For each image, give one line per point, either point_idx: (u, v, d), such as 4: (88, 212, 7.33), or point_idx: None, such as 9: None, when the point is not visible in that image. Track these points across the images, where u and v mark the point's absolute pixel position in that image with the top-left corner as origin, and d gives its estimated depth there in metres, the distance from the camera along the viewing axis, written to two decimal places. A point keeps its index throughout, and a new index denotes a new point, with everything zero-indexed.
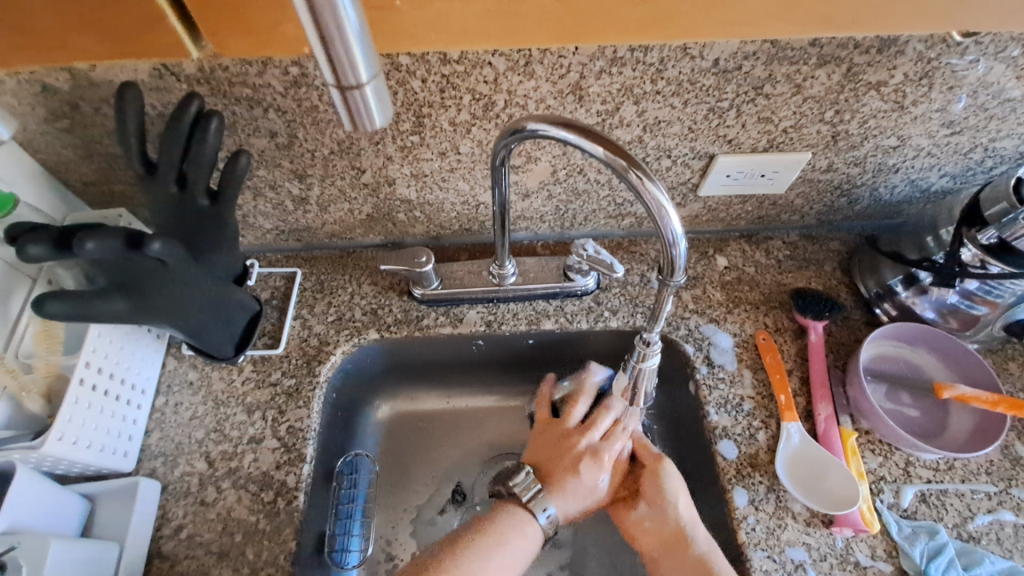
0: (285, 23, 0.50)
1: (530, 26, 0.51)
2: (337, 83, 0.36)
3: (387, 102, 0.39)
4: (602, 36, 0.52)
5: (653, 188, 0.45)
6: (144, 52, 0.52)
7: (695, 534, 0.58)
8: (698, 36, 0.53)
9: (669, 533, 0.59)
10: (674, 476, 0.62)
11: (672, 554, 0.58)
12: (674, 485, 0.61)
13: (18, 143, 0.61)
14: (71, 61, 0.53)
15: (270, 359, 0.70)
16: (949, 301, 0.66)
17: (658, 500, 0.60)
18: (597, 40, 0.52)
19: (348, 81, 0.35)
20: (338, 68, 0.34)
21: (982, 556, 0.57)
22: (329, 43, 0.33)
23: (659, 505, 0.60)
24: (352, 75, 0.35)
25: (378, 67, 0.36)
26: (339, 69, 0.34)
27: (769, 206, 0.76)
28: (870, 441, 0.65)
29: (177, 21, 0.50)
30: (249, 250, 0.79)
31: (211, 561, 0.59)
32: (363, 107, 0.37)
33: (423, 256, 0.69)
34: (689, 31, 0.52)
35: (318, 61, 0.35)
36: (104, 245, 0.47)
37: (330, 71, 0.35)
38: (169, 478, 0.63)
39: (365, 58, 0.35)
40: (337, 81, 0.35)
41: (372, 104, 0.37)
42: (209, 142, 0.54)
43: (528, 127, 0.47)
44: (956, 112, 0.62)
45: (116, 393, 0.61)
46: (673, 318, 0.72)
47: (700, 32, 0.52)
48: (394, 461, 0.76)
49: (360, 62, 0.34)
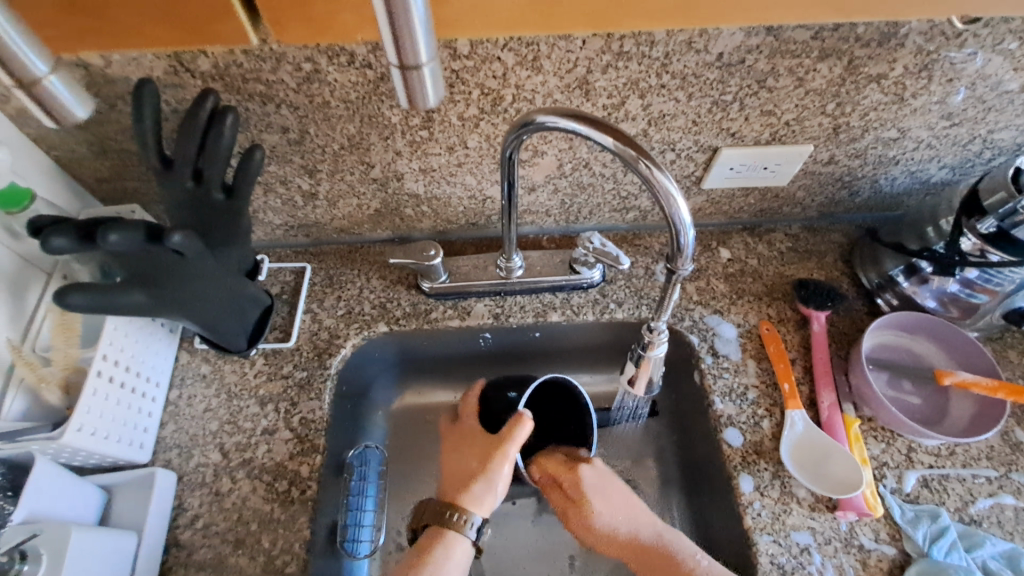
0: (343, 10, 0.49)
1: (566, 12, 0.50)
2: (399, 62, 0.37)
3: (441, 83, 0.40)
4: (628, 22, 0.52)
5: (662, 177, 0.46)
6: (184, 38, 0.51)
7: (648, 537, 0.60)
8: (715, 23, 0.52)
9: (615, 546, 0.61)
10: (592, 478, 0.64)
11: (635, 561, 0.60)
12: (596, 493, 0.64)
13: (31, 140, 0.62)
14: (82, 45, 0.51)
15: (281, 352, 0.71)
16: (950, 290, 0.68)
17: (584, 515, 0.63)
18: (621, 26, 0.52)
19: (409, 61, 0.36)
20: (400, 47, 0.35)
21: (983, 539, 0.58)
22: (398, 25, 0.34)
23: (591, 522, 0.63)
24: (412, 55, 0.36)
25: (435, 46, 0.37)
26: (402, 50, 0.36)
27: (771, 198, 0.77)
28: (872, 428, 0.66)
29: (242, 9, 0.50)
30: (259, 245, 0.80)
31: (227, 550, 0.60)
32: (420, 86, 0.38)
33: (431, 250, 0.71)
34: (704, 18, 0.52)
35: (384, 41, 0.36)
36: (125, 238, 0.48)
37: (394, 50, 0.36)
38: (185, 469, 0.64)
39: (427, 41, 0.36)
40: (399, 62, 0.37)
41: (428, 83, 0.38)
42: (225, 137, 0.55)
43: (537, 120, 0.48)
44: (955, 105, 0.64)
45: (132, 386, 0.62)
46: (678, 310, 0.73)
47: (715, 20, 0.52)
48: (403, 452, 0.77)
49: (422, 44, 0.36)
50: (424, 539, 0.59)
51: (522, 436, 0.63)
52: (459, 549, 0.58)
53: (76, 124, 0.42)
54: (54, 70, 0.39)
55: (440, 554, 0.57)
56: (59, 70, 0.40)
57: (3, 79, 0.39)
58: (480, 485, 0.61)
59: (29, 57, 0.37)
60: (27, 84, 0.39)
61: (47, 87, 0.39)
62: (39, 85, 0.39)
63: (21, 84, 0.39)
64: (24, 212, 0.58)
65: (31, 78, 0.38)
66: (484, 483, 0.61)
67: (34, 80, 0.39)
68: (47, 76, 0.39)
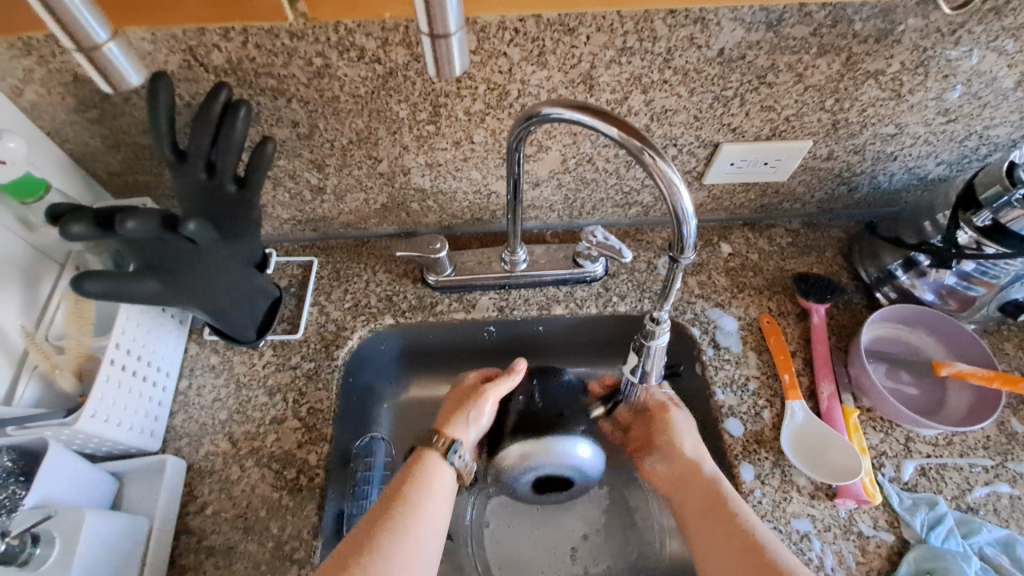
0: None
1: None
2: (428, 30, 0.37)
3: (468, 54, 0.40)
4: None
5: (666, 167, 0.47)
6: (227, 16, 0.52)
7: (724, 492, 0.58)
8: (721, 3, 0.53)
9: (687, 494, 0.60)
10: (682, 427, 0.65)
11: (692, 504, 0.59)
12: (686, 439, 0.64)
13: (45, 133, 0.63)
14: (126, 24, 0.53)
15: (289, 344, 0.72)
16: (947, 283, 0.69)
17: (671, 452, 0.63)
18: (632, 4, 0.53)
19: (439, 29, 0.37)
20: (431, 16, 0.36)
21: (980, 525, 0.59)
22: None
23: (671, 455, 0.63)
24: (441, 21, 0.37)
25: (463, 16, 0.38)
26: (432, 16, 0.36)
27: (771, 194, 0.78)
28: (871, 418, 0.67)
29: None
30: (266, 240, 0.81)
31: (237, 536, 0.61)
32: (448, 57, 0.39)
33: (438, 243, 0.72)
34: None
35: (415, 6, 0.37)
36: (143, 225, 0.49)
37: (425, 17, 0.37)
38: (195, 457, 0.65)
39: (455, 9, 0.37)
40: (428, 28, 0.37)
41: (455, 53, 0.39)
42: (237, 130, 0.57)
43: (543, 112, 0.49)
44: (952, 100, 0.65)
45: (143, 374, 0.64)
46: (679, 303, 0.75)
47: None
48: (408, 442, 0.77)
49: (451, 11, 0.36)
50: (398, 477, 0.58)
51: (508, 388, 0.65)
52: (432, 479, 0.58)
53: (131, 89, 0.42)
54: (113, 37, 0.39)
55: (419, 486, 0.56)
56: (119, 37, 0.39)
57: (63, 42, 0.38)
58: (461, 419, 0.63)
59: (91, 24, 0.37)
60: (88, 48, 0.38)
61: (108, 54, 0.39)
62: (100, 54, 0.38)
63: (81, 48, 0.38)
64: (39, 201, 0.60)
65: (91, 44, 0.38)
66: (458, 406, 0.64)
67: (95, 46, 0.38)
68: (108, 43, 0.38)
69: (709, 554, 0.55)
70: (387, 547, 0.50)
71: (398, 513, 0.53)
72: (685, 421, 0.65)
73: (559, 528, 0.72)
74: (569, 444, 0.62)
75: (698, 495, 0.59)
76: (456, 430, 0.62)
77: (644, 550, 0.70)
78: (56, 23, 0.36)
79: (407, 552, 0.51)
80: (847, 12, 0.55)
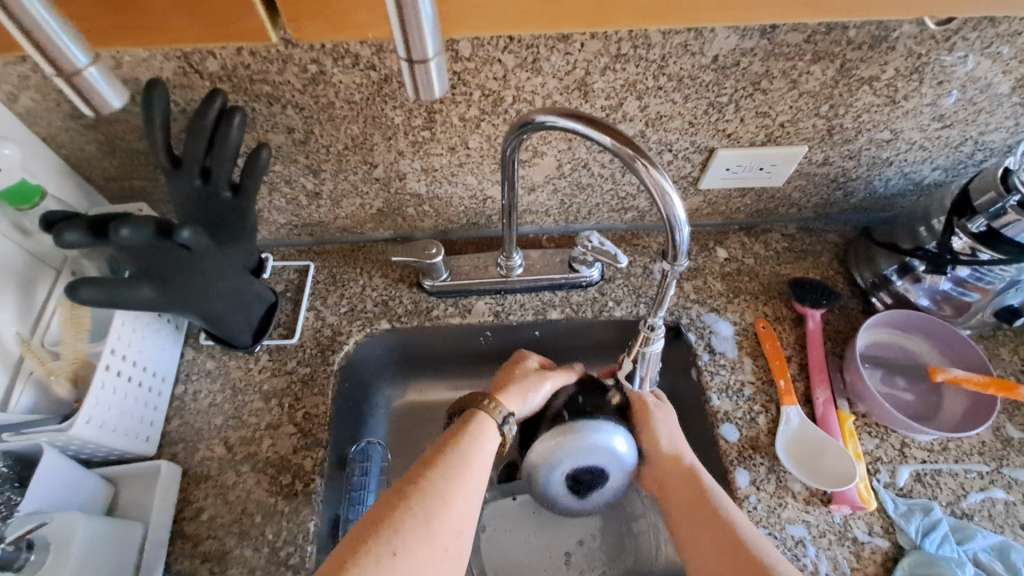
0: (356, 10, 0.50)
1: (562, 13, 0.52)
2: (407, 55, 0.37)
3: (447, 77, 0.40)
4: (625, 20, 0.52)
5: (658, 175, 0.47)
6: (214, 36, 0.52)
7: (706, 487, 0.58)
8: (705, 21, 0.53)
9: (668, 490, 0.60)
10: (660, 422, 0.64)
11: (674, 499, 0.59)
12: (666, 437, 0.63)
13: (42, 140, 0.64)
14: (111, 44, 0.53)
15: (285, 349, 0.72)
16: (942, 288, 0.69)
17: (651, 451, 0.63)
18: (619, 25, 0.53)
19: (417, 55, 0.37)
20: (409, 41, 0.36)
21: (974, 532, 0.59)
22: (407, 20, 0.35)
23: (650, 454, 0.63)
24: (420, 47, 0.37)
25: (442, 41, 0.38)
26: (410, 42, 0.36)
27: (767, 199, 0.78)
28: (867, 423, 0.67)
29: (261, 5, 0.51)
30: (263, 245, 0.81)
31: (232, 542, 0.61)
32: (425, 81, 0.39)
33: (433, 248, 0.72)
34: (696, 16, 0.52)
35: (392, 32, 0.36)
36: (137, 233, 0.49)
37: (403, 42, 0.37)
38: (190, 463, 0.65)
39: (433, 35, 0.37)
40: (407, 54, 0.37)
41: (434, 77, 0.39)
42: (231, 139, 0.57)
43: (537, 119, 0.49)
44: (947, 106, 0.65)
45: (139, 380, 0.64)
46: (675, 307, 0.75)
47: (706, 18, 0.53)
48: (404, 447, 0.78)
49: (429, 37, 0.36)
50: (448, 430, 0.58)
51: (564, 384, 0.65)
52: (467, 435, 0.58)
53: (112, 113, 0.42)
54: (93, 62, 0.39)
55: (471, 435, 0.56)
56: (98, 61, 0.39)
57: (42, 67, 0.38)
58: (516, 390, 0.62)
59: (71, 49, 0.37)
60: (67, 73, 0.38)
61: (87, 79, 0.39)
62: (79, 77, 0.38)
63: (61, 73, 0.38)
64: (35, 208, 0.60)
65: (71, 69, 0.38)
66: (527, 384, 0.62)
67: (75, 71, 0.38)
68: (87, 69, 0.38)
69: (696, 551, 0.55)
70: (436, 494, 0.51)
71: (448, 457, 0.54)
72: (665, 413, 0.65)
73: (555, 533, 0.72)
74: (603, 435, 0.58)
75: (681, 493, 0.59)
76: (511, 401, 0.61)
77: (640, 556, 0.70)
78: (34, 47, 0.36)
79: (457, 491, 0.52)
80: (840, 22, 0.55)
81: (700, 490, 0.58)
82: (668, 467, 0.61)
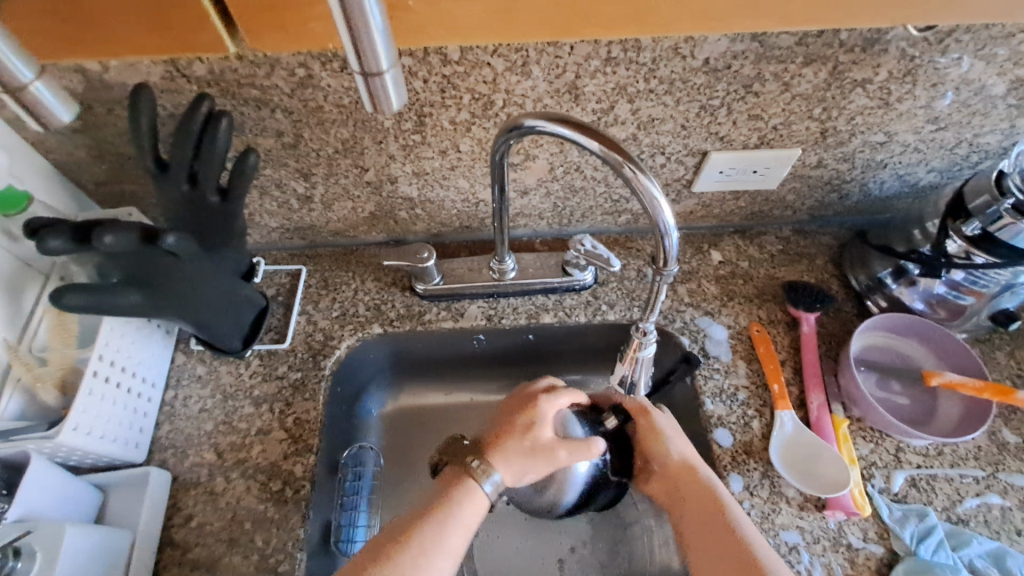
0: (312, 20, 0.51)
1: (523, 25, 0.52)
2: (360, 69, 0.37)
3: (404, 88, 0.40)
4: (590, 30, 0.53)
5: (646, 180, 0.46)
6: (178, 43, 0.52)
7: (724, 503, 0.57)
8: (664, 32, 0.54)
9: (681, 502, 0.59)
10: (666, 427, 0.64)
11: (688, 515, 0.58)
12: (674, 445, 0.62)
13: (30, 145, 0.63)
14: (79, 57, 0.53)
15: (276, 354, 0.72)
16: (937, 292, 0.69)
17: (660, 460, 0.62)
18: (583, 34, 0.54)
19: (371, 68, 0.37)
20: (361, 55, 0.36)
21: (970, 538, 0.59)
22: (357, 33, 0.35)
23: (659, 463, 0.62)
24: (374, 61, 0.37)
25: (396, 54, 0.38)
26: (363, 56, 0.36)
27: (761, 201, 0.78)
28: (862, 428, 0.66)
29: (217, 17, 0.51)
30: (255, 249, 0.81)
31: (221, 549, 0.60)
32: (382, 93, 0.39)
33: (424, 252, 0.72)
34: (655, 28, 0.53)
35: (344, 48, 0.36)
36: (120, 239, 0.49)
37: (354, 57, 0.36)
38: (180, 469, 0.65)
39: (386, 48, 0.36)
40: (360, 67, 0.37)
41: (391, 89, 0.39)
42: (219, 140, 0.56)
43: (526, 123, 0.48)
44: (941, 108, 0.65)
45: (128, 386, 0.63)
46: (669, 311, 0.74)
47: (665, 29, 0.53)
48: (396, 452, 0.77)
49: (382, 51, 0.36)
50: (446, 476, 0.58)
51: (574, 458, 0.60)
52: (471, 504, 0.55)
53: None
54: None
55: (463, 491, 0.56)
56: None
57: None
58: (521, 461, 0.58)
59: None
60: None
61: None
62: (25, 90, 0.45)
63: None
64: (22, 213, 0.60)
65: None
66: (532, 458, 0.58)
67: None
68: None
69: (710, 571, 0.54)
70: (412, 562, 0.51)
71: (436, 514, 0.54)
72: (667, 419, 0.65)
73: (548, 538, 0.72)
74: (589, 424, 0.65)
75: (695, 508, 0.57)
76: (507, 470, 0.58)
77: (634, 561, 0.70)
78: None
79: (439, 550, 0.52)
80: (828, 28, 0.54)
81: (717, 506, 0.57)
82: (681, 477, 0.60)
